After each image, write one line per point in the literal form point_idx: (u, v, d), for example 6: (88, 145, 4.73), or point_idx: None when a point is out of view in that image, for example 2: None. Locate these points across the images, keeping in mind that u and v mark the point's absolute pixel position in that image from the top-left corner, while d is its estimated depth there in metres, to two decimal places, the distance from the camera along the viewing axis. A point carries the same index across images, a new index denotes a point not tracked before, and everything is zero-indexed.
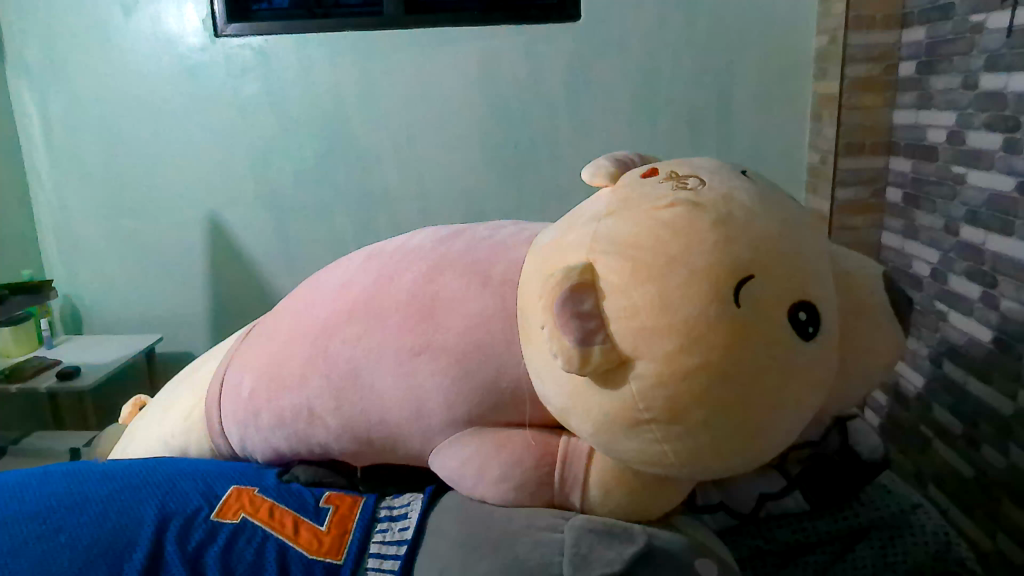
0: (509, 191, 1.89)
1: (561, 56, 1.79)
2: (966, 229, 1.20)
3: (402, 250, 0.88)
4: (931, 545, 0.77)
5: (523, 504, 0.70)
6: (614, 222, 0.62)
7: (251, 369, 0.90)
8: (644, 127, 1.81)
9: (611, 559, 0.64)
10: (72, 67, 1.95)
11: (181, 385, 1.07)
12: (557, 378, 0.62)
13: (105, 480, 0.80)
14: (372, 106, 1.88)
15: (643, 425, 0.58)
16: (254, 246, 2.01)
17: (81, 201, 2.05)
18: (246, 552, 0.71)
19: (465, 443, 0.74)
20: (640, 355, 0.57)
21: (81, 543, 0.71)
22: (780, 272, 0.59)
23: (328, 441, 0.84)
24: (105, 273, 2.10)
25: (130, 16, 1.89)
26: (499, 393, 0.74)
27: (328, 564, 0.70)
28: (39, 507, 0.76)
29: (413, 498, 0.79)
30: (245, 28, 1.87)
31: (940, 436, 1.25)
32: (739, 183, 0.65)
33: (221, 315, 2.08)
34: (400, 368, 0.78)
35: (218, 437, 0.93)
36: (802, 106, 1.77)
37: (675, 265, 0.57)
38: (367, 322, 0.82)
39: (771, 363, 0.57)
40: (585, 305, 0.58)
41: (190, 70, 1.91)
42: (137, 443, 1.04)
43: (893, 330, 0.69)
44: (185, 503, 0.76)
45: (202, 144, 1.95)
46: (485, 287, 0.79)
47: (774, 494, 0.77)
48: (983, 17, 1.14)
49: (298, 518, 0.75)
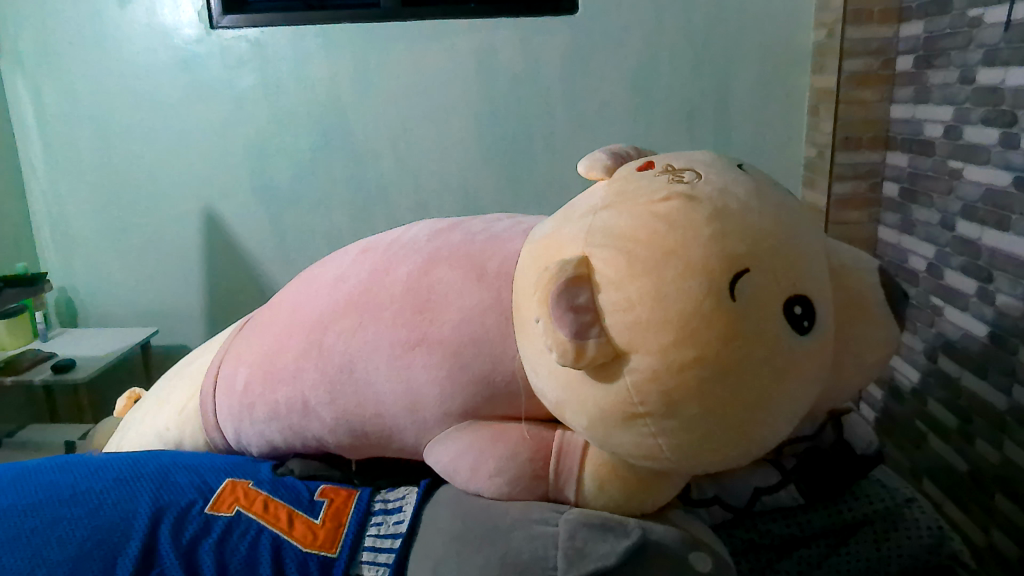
0: (505, 184, 1.89)
1: (558, 49, 1.79)
2: (962, 224, 1.20)
3: (398, 242, 0.88)
4: (925, 539, 0.77)
5: (518, 498, 0.70)
6: (609, 215, 0.62)
7: (246, 361, 0.89)
8: (642, 121, 1.81)
9: (606, 553, 0.63)
10: (65, 59, 1.94)
11: (176, 376, 1.07)
12: (552, 372, 0.62)
13: (100, 473, 0.80)
14: (368, 98, 1.87)
15: (638, 419, 0.58)
16: (249, 237, 2.00)
17: (76, 193, 2.04)
18: (240, 546, 0.71)
19: (460, 436, 0.74)
20: (634, 349, 0.57)
21: (75, 535, 0.72)
22: (777, 267, 0.59)
23: (323, 434, 0.84)
24: (100, 265, 2.09)
25: (125, 8, 1.89)
26: (494, 387, 0.74)
27: (322, 558, 0.70)
28: (33, 500, 0.76)
29: (408, 491, 0.78)
30: (240, 20, 1.86)
31: (936, 431, 1.25)
32: (736, 176, 0.65)
33: (217, 307, 2.08)
34: (395, 362, 0.77)
35: (213, 431, 0.93)
36: (798, 100, 1.77)
37: (671, 258, 0.57)
38: (362, 316, 0.81)
39: (766, 357, 0.57)
40: (580, 298, 0.58)
41: (184, 62, 1.90)
42: (131, 436, 1.04)
43: (888, 326, 0.68)
44: (179, 496, 0.76)
45: (197, 135, 1.94)
46: (481, 281, 0.79)
47: (768, 489, 0.78)
48: (981, 12, 1.14)
49: (293, 511, 0.75)
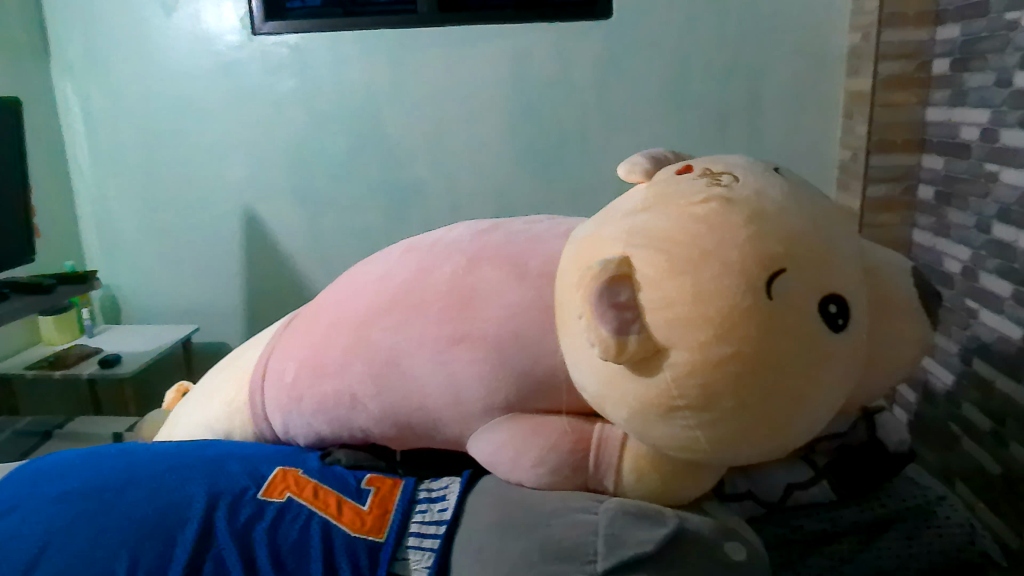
0: (539, 187, 1.92)
1: (591, 53, 1.81)
2: (998, 227, 1.20)
3: (441, 243, 0.91)
4: (956, 536, 0.79)
5: (558, 487, 0.73)
6: (649, 217, 0.64)
7: (294, 356, 0.93)
8: (674, 124, 1.83)
9: (644, 539, 0.66)
10: (112, 66, 2.01)
11: (224, 370, 1.11)
12: (593, 366, 0.64)
13: (157, 461, 0.85)
14: (404, 102, 1.91)
15: (676, 412, 0.60)
16: (287, 238, 2.05)
17: (120, 195, 2.11)
18: (291, 528, 0.74)
19: (502, 429, 0.77)
20: (674, 346, 0.59)
21: (136, 516, 0.76)
22: (812, 267, 0.61)
23: (369, 426, 0.87)
24: (143, 264, 2.16)
25: (170, 15, 1.95)
26: (536, 381, 0.77)
27: (370, 542, 0.73)
28: (96, 484, 0.81)
29: (451, 481, 0.82)
30: (281, 26, 1.92)
31: (968, 434, 1.25)
32: (771, 179, 0.67)
33: (255, 306, 2.13)
34: (440, 357, 0.81)
35: (262, 422, 0.97)
36: (832, 103, 1.77)
37: (709, 258, 0.59)
38: (407, 313, 0.85)
39: (801, 352, 0.59)
40: (620, 297, 0.60)
41: (226, 67, 1.96)
42: (181, 427, 1.09)
43: (921, 326, 0.70)
44: (233, 483, 0.80)
45: (238, 139, 2.00)
46: (523, 279, 0.82)
47: (801, 484, 0.79)
48: (1017, 16, 1.14)
49: (341, 498, 0.78)
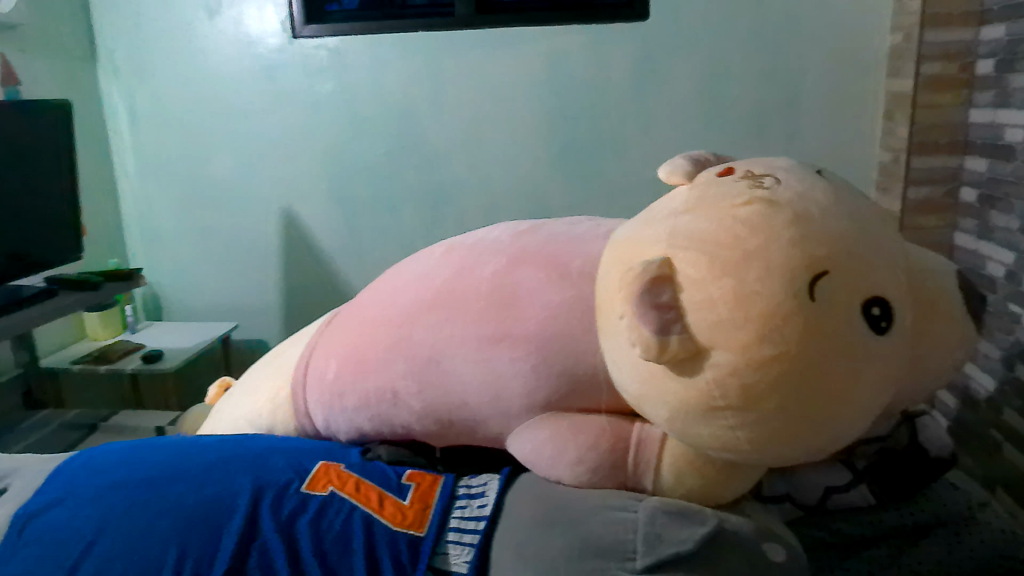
0: (574, 188, 1.92)
1: (628, 55, 1.82)
2: None
3: (481, 243, 0.93)
4: (995, 542, 0.79)
5: (597, 485, 0.74)
6: (691, 219, 0.65)
7: (336, 352, 0.95)
8: (710, 125, 1.82)
9: (683, 539, 0.67)
10: (157, 68, 2.06)
11: (267, 367, 1.13)
12: (634, 366, 0.65)
13: (204, 454, 0.87)
14: (440, 103, 1.93)
15: (717, 412, 0.61)
16: (324, 237, 2.09)
17: (163, 195, 2.16)
18: (335, 521, 0.76)
19: (541, 427, 0.78)
20: (716, 346, 0.60)
21: (185, 506, 0.78)
22: (855, 269, 0.61)
23: (410, 422, 0.89)
24: (184, 262, 2.21)
25: (214, 19, 1.99)
26: (576, 380, 0.77)
27: (411, 536, 0.74)
28: (147, 475, 0.83)
29: (490, 478, 0.83)
30: (321, 29, 1.95)
31: (1011, 441, 1.23)
32: (814, 182, 0.67)
33: (292, 304, 2.17)
34: (481, 355, 0.82)
35: (304, 418, 0.99)
36: (872, 104, 1.75)
37: (752, 259, 0.60)
38: (448, 311, 0.86)
39: (843, 354, 0.59)
40: (662, 297, 0.61)
41: (267, 69, 2.00)
42: (225, 421, 1.11)
43: (966, 329, 0.70)
44: (277, 476, 0.82)
45: (277, 140, 2.04)
46: (563, 280, 0.82)
47: (840, 488, 0.78)
48: None
49: (383, 493, 0.80)
